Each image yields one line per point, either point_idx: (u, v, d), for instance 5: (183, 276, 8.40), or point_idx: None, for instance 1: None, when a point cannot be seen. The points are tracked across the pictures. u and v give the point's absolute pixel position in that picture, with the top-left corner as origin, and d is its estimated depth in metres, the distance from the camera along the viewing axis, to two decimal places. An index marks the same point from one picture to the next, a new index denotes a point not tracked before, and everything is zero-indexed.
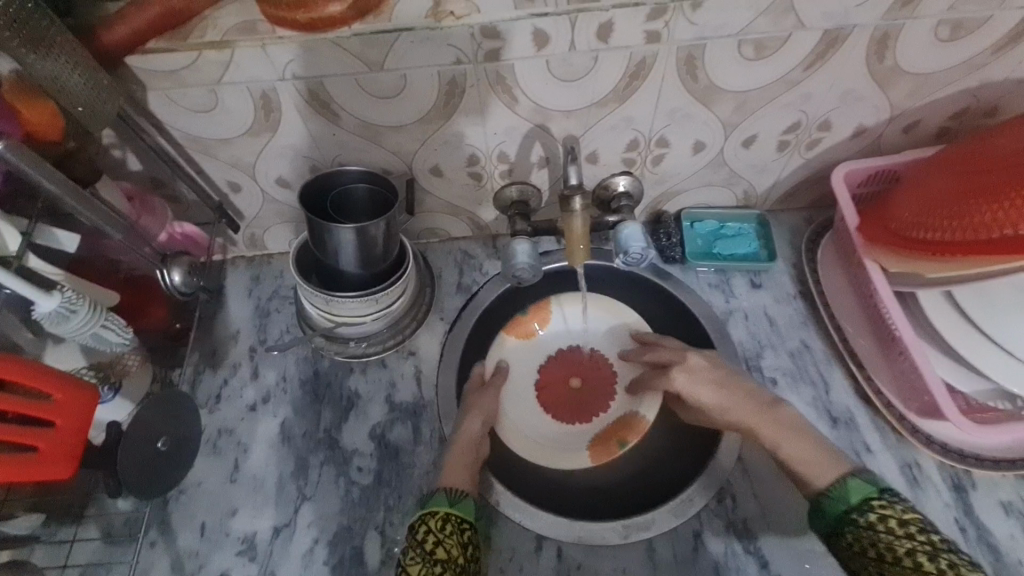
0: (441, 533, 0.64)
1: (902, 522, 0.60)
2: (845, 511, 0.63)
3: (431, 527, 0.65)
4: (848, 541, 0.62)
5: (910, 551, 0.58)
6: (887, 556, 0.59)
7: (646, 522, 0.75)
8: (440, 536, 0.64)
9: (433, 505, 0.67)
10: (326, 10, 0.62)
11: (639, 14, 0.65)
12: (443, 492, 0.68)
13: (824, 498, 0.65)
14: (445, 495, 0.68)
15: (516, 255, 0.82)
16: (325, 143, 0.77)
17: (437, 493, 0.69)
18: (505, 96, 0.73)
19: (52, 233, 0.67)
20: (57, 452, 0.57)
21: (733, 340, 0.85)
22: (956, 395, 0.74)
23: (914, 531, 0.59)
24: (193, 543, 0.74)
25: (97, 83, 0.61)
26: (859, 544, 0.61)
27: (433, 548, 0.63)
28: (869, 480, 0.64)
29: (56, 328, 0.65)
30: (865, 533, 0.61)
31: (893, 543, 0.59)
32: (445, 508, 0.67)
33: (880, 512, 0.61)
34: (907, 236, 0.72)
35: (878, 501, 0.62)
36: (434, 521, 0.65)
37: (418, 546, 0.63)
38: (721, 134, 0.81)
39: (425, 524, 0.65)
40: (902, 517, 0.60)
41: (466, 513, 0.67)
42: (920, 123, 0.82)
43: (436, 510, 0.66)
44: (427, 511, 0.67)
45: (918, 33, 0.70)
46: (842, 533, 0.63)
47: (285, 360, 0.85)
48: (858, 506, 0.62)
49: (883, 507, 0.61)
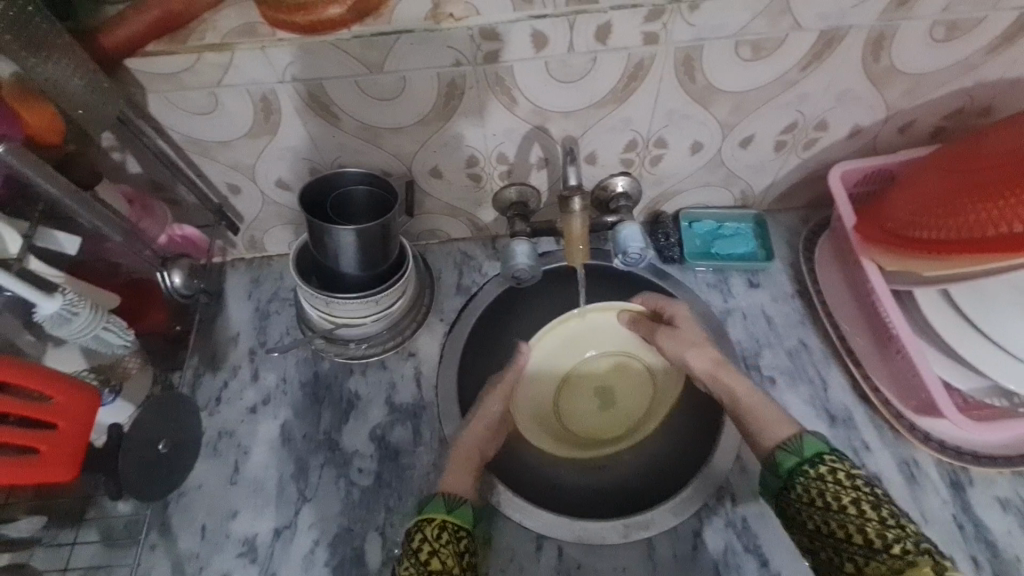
0: (437, 541, 0.64)
1: (848, 475, 0.63)
2: (796, 464, 0.66)
3: (427, 535, 0.65)
4: (798, 493, 0.64)
5: (854, 500, 0.61)
6: (832, 504, 0.61)
7: (646, 521, 0.75)
8: (436, 546, 0.64)
9: (431, 512, 0.67)
10: (325, 13, 0.63)
11: (637, 16, 0.66)
12: (442, 497, 0.69)
13: (778, 455, 0.67)
14: (443, 501, 0.68)
15: (516, 256, 0.82)
16: (325, 145, 0.78)
17: (434, 498, 0.69)
18: (504, 97, 0.73)
19: (52, 236, 0.67)
20: (58, 454, 0.56)
21: (732, 339, 0.85)
22: (953, 393, 0.75)
23: (858, 483, 0.62)
24: (193, 545, 0.74)
25: (97, 86, 0.61)
26: (809, 496, 0.63)
27: (428, 558, 0.62)
28: (822, 438, 0.67)
29: (57, 330, 0.65)
30: (814, 484, 0.63)
31: (839, 492, 0.61)
32: (442, 514, 0.67)
33: (829, 465, 0.64)
34: (903, 236, 0.73)
35: (828, 455, 0.65)
36: (429, 529, 0.65)
37: (413, 556, 0.63)
38: (719, 135, 0.81)
39: (421, 531, 0.65)
40: (848, 471, 0.63)
41: (463, 520, 0.68)
42: (915, 123, 0.83)
43: (433, 517, 0.67)
44: (424, 518, 0.67)
45: (913, 34, 0.71)
46: (793, 487, 0.65)
47: (285, 361, 0.85)
48: (810, 460, 0.65)
49: (833, 461, 0.64)
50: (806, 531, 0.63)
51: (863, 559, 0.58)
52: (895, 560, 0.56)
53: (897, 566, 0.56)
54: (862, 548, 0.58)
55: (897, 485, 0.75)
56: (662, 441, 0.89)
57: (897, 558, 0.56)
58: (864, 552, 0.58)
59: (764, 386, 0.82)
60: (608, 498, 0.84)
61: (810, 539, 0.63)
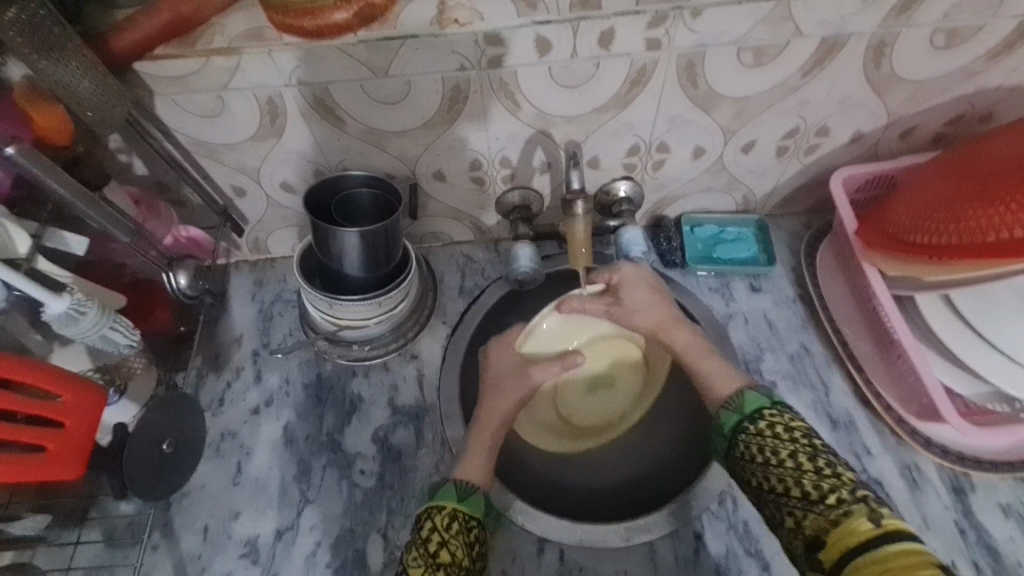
0: (446, 532, 0.61)
1: (786, 429, 0.61)
2: (738, 422, 0.65)
3: (437, 524, 0.62)
4: (742, 449, 0.63)
5: (792, 452, 0.59)
6: (771, 458, 0.60)
7: (647, 525, 0.75)
8: (445, 537, 0.61)
9: (441, 499, 0.65)
10: (332, 17, 0.64)
11: (640, 23, 0.66)
12: (453, 484, 0.66)
13: (723, 414, 0.67)
14: (454, 488, 0.66)
15: (519, 259, 0.83)
16: (330, 148, 0.78)
17: (445, 486, 0.67)
18: (508, 102, 0.74)
19: (62, 237, 0.69)
20: (66, 452, 0.57)
21: (733, 343, 0.86)
22: (955, 398, 0.75)
23: (797, 436, 0.60)
24: (195, 546, 0.74)
25: (106, 89, 0.62)
26: (751, 451, 0.62)
27: (437, 549, 0.60)
28: (763, 393, 0.66)
29: (63, 330, 0.65)
30: (756, 439, 0.62)
31: (778, 446, 0.60)
32: (453, 502, 0.64)
33: (769, 420, 0.63)
34: (904, 241, 0.73)
35: (769, 410, 0.64)
36: (440, 517, 0.63)
37: (420, 545, 0.60)
38: (721, 140, 0.82)
39: (431, 519, 0.63)
40: (788, 425, 0.61)
41: (475, 509, 0.65)
42: (917, 129, 0.84)
43: (443, 505, 0.64)
44: (434, 505, 0.64)
45: (913, 42, 0.71)
46: (737, 444, 0.64)
47: (289, 363, 0.86)
48: (750, 416, 0.64)
49: (772, 415, 0.63)
50: (749, 489, 0.62)
51: (801, 512, 0.56)
52: (831, 510, 0.55)
53: (832, 517, 0.54)
54: (800, 500, 0.57)
55: (898, 490, 0.75)
56: (663, 439, 0.90)
57: (831, 509, 0.55)
58: (801, 505, 0.57)
59: (766, 390, 0.82)
60: (610, 501, 0.85)
61: (755, 495, 0.61)
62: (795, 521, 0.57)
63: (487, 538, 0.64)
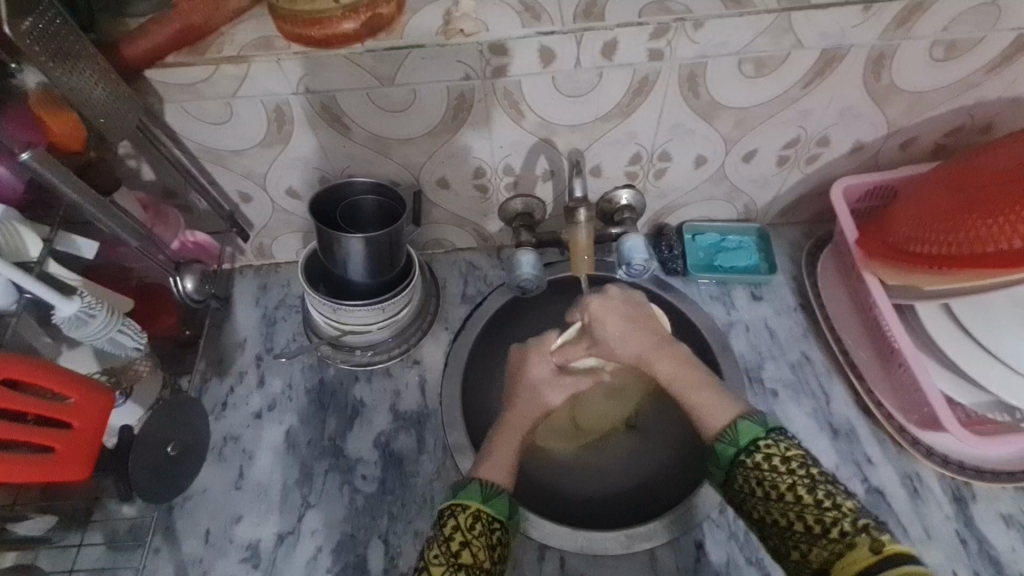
0: (469, 532, 0.61)
1: (783, 460, 0.60)
2: (735, 454, 0.63)
3: (459, 523, 0.62)
4: (740, 483, 0.62)
5: (791, 486, 0.58)
6: (771, 493, 0.59)
7: (647, 532, 0.75)
8: (468, 536, 0.61)
9: (466, 498, 0.64)
10: (341, 27, 0.66)
11: (643, 34, 0.67)
12: (477, 485, 0.66)
13: (720, 446, 0.65)
14: (478, 489, 0.65)
15: (520, 266, 0.84)
16: (336, 155, 0.79)
17: (470, 485, 0.66)
18: (512, 111, 0.75)
19: (73, 240, 0.70)
20: (75, 454, 0.58)
21: (734, 351, 0.86)
22: (956, 407, 0.75)
23: (795, 467, 0.59)
24: (197, 550, 0.74)
25: (118, 97, 0.63)
26: (749, 485, 0.61)
27: (459, 549, 0.60)
28: (757, 422, 0.64)
29: (74, 332, 0.66)
30: (753, 474, 0.61)
31: (776, 480, 0.59)
32: (477, 503, 0.64)
33: (764, 452, 0.61)
34: (904, 250, 0.74)
35: (763, 441, 0.62)
36: (463, 516, 0.63)
37: (443, 543, 0.60)
38: (723, 149, 0.83)
39: (454, 518, 0.63)
40: (784, 455, 0.60)
41: (497, 511, 0.64)
42: (916, 140, 0.84)
43: (467, 505, 0.64)
44: (457, 503, 0.64)
45: (912, 54, 0.72)
46: (735, 477, 0.63)
47: (292, 368, 0.86)
48: (746, 449, 0.62)
49: (769, 446, 0.61)
50: (751, 519, 0.62)
51: (805, 544, 0.57)
52: (834, 543, 0.55)
53: (836, 549, 0.55)
54: (804, 534, 0.57)
55: (899, 500, 0.75)
56: (661, 449, 0.90)
57: (835, 541, 0.55)
58: (806, 539, 0.57)
59: (766, 398, 0.82)
60: (609, 510, 0.85)
61: (757, 526, 0.61)
62: (801, 555, 0.57)
63: (508, 541, 0.64)
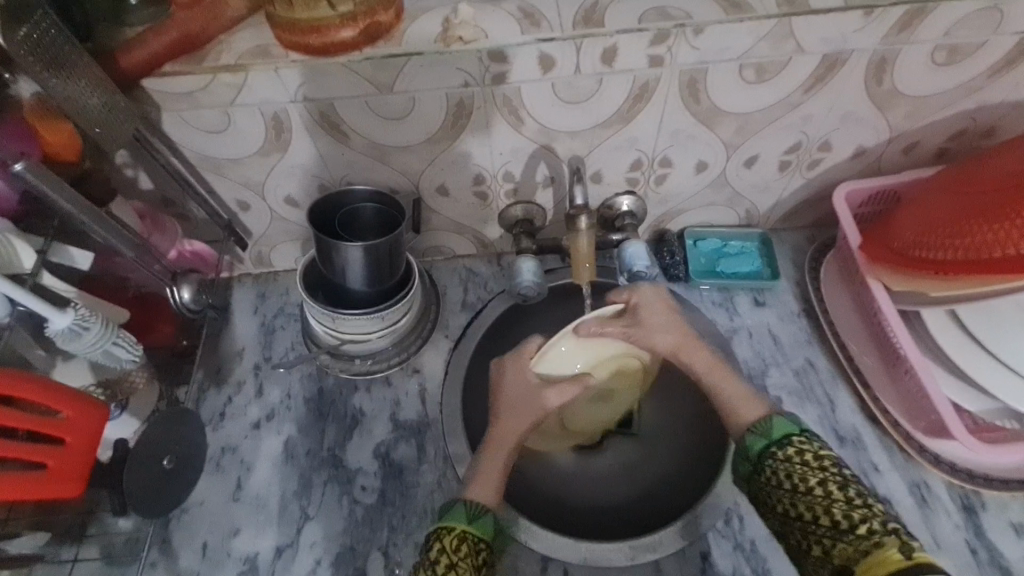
0: (455, 555, 0.60)
1: (816, 456, 0.60)
2: (766, 446, 0.63)
3: (445, 546, 0.61)
4: (767, 476, 0.61)
5: (822, 481, 0.58)
6: (800, 485, 0.58)
7: (652, 543, 0.74)
8: (454, 559, 0.60)
9: (450, 520, 0.63)
10: (338, 35, 0.65)
11: (643, 40, 0.67)
12: (462, 505, 0.64)
13: (749, 437, 0.65)
14: (464, 510, 0.64)
15: (521, 273, 0.83)
16: (335, 163, 0.78)
17: (454, 505, 0.65)
18: (512, 117, 0.74)
19: (66, 251, 0.69)
20: (67, 469, 0.57)
21: (738, 358, 0.85)
22: (963, 414, 0.74)
23: (826, 464, 0.59)
24: (194, 564, 0.73)
25: (114, 105, 0.63)
26: (778, 477, 0.60)
27: (444, 573, 0.58)
28: (791, 420, 0.64)
29: (67, 346, 0.65)
30: (783, 466, 0.60)
31: (806, 474, 0.59)
32: (462, 524, 0.63)
33: (797, 447, 0.61)
34: (909, 256, 0.73)
35: (797, 437, 0.62)
36: (448, 539, 0.61)
37: (430, 567, 0.59)
38: (723, 155, 0.82)
39: (440, 541, 0.61)
40: (817, 452, 0.60)
41: (483, 531, 0.63)
42: (919, 144, 0.84)
43: (452, 526, 0.62)
44: (442, 527, 0.63)
45: (914, 58, 0.72)
46: (762, 470, 0.62)
47: (290, 377, 0.85)
48: (779, 441, 0.62)
49: (802, 442, 0.61)
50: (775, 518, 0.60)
51: (830, 541, 0.55)
52: (862, 541, 0.53)
53: (864, 547, 0.53)
54: (829, 529, 0.56)
55: (907, 509, 0.74)
56: (664, 453, 0.89)
57: (863, 539, 0.53)
58: (830, 533, 0.55)
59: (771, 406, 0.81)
60: (615, 515, 0.84)
61: (777, 523, 0.60)
62: (823, 550, 0.55)
63: (493, 561, 0.63)
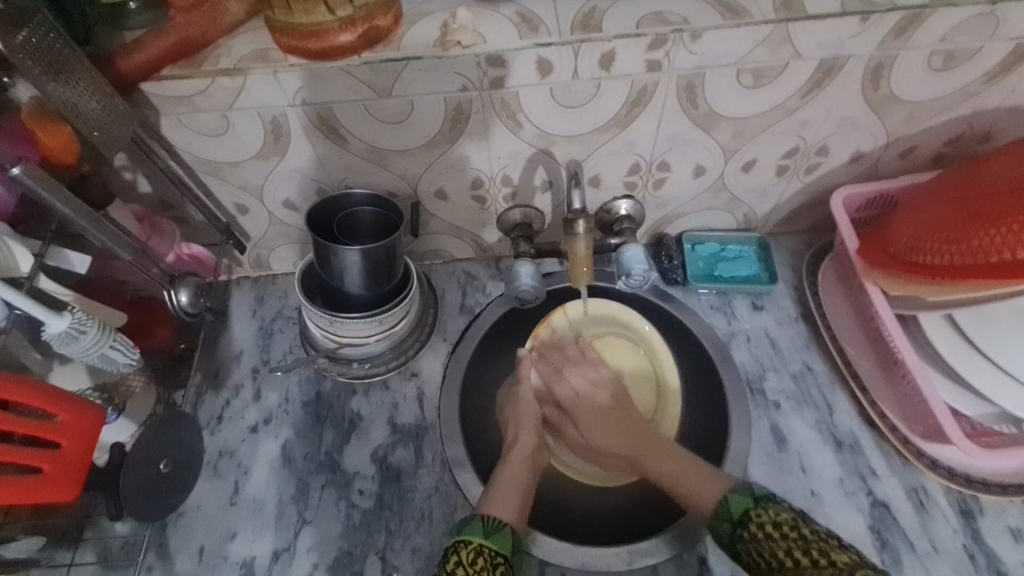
0: (471, 567, 0.61)
1: (776, 526, 0.61)
2: (732, 530, 0.64)
3: (462, 559, 0.62)
4: (747, 559, 0.62)
5: (789, 552, 0.59)
6: (774, 564, 0.59)
7: (650, 548, 0.74)
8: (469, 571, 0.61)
9: (468, 534, 0.65)
10: (336, 39, 0.65)
11: (640, 45, 0.67)
12: (480, 520, 0.66)
13: (715, 523, 0.66)
14: (481, 525, 0.66)
15: (519, 278, 0.83)
16: (333, 166, 0.79)
17: (472, 521, 0.67)
18: (510, 122, 0.74)
19: (65, 255, 0.69)
20: (62, 474, 0.57)
21: (736, 363, 0.85)
22: (960, 419, 0.74)
23: (787, 532, 0.60)
24: (190, 567, 0.73)
25: (113, 110, 0.63)
26: (755, 559, 0.61)
27: None
28: (745, 493, 0.66)
29: (63, 349, 0.65)
30: (752, 543, 0.62)
31: (775, 549, 0.60)
32: (479, 538, 0.65)
33: (757, 521, 0.63)
34: (907, 260, 0.73)
35: (754, 510, 0.63)
36: (465, 552, 0.63)
37: None
38: (721, 159, 0.82)
39: (457, 554, 0.63)
40: (775, 521, 0.62)
41: (500, 545, 0.65)
42: (916, 149, 0.84)
43: (470, 540, 0.64)
44: (461, 539, 0.65)
45: (911, 63, 0.72)
46: (738, 552, 0.63)
47: (288, 381, 0.85)
48: (740, 522, 0.64)
49: (759, 515, 0.63)
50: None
51: None
52: None
53: None
54: None
55: (905, 513, 0.74)
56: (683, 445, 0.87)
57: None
58: None
59: (769, 411, 0.81)
60: (666, 512, 0.81)
61: None
62: None
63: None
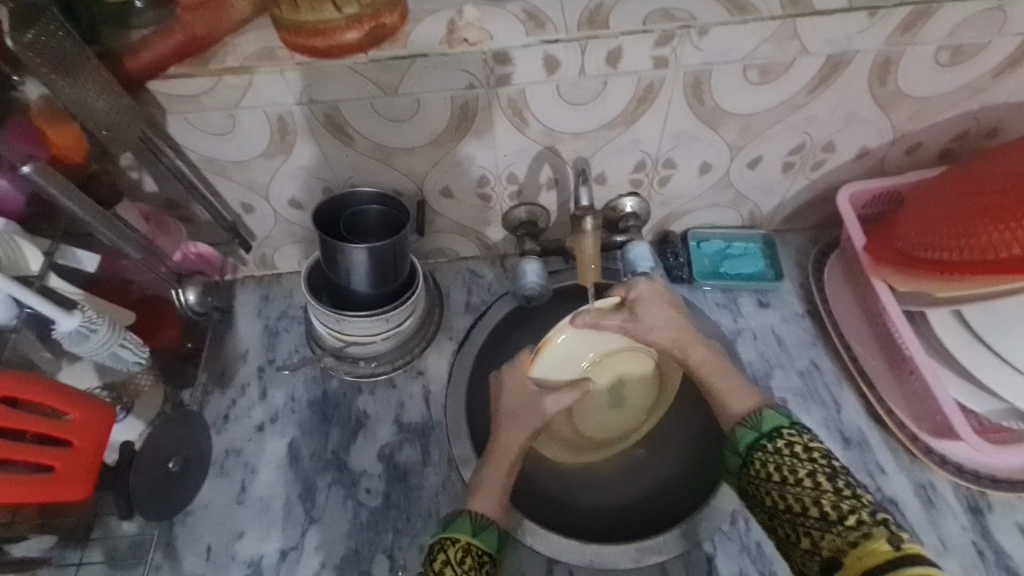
0: (459, 567, 0.59)
1: (806, 448, 0.59)
2: (755, 440, 0.62)
3: (450, 557, 0.59)
4: (756, 470, 0.61)
5: (811, 472, 0.57)
6: (789, 478, 0.58)
7: (658, 545, 0.74)
8: (458, 571, 0.58)
9: (455, 531, 0.62)
10: (343, 37, 0.65)
11: (648, 41, 0.67)
12: (468, 517, 0.63)
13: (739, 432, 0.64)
14: (469, 522, 0.63)
15: (526, 275, 0.84)
16: (339, 165, 0.78)
17: (460, 516, 0.64)
18: (517, 119, 0.74)
19: (73, 253, 0.69)
20: (74, 472, 0.57)
21: (743, 360, 0.85)
22: (968, 415, 0.74)
23: (816, 456, 0.59)
24: (198, 566, 0.72)
25: (122, 107, 0.63)
26: (766, 470, 0.60)
27: None
28: (782, 412, 0.64)
29: (72, 347, 0.66)
30: (772, 457, 0.60)
31: (795, 465, 0.58)
32: (467, 536, 0.62)
33: (787, 439, 0.61)
34: (915, 257, 0.73)
35: (787, 429, 0.61)
36: (453, 551, 0.60)
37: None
38: (727, 156, 0.82)
39: (444, 552, 0.60)
40: (807, 444, 0.60)
41: (488, 544, 0.62)
42: (921, 145, 0.84)
43: (457, 538, 0.61)
44: (448, 536, 0.62)
45: (919, 58, 0.72)
46: (752, 462, 0.62)
47: (294, 380, 0.85)
48: (768, 434, 0.62)
49: (791, 434, 0.61)
50: (760, 507, 0.60)
51: (817, 532, 0.54)
52: (849, 532, 0.52)
53: (851, 537, 0.52)
54: (817, 520, 0.55)
55: (913, 509, 0.74)
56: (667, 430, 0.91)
57: (851, 530, 0.52)
58: (818, 525, 0.54)
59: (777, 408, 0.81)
60: (674, 506, 0.83)
61: (767, 518, 0.60)
62: (812, 542, 0.55)
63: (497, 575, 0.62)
